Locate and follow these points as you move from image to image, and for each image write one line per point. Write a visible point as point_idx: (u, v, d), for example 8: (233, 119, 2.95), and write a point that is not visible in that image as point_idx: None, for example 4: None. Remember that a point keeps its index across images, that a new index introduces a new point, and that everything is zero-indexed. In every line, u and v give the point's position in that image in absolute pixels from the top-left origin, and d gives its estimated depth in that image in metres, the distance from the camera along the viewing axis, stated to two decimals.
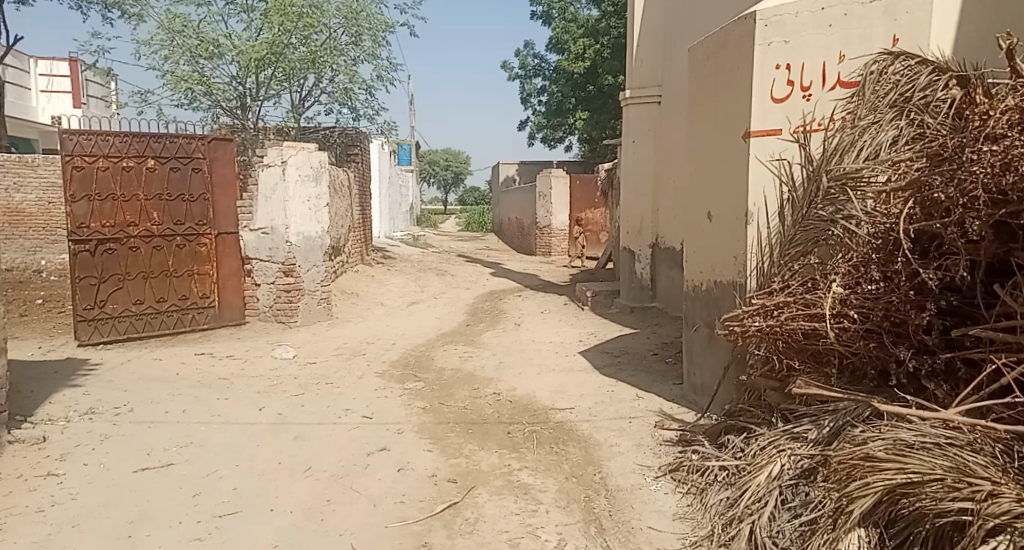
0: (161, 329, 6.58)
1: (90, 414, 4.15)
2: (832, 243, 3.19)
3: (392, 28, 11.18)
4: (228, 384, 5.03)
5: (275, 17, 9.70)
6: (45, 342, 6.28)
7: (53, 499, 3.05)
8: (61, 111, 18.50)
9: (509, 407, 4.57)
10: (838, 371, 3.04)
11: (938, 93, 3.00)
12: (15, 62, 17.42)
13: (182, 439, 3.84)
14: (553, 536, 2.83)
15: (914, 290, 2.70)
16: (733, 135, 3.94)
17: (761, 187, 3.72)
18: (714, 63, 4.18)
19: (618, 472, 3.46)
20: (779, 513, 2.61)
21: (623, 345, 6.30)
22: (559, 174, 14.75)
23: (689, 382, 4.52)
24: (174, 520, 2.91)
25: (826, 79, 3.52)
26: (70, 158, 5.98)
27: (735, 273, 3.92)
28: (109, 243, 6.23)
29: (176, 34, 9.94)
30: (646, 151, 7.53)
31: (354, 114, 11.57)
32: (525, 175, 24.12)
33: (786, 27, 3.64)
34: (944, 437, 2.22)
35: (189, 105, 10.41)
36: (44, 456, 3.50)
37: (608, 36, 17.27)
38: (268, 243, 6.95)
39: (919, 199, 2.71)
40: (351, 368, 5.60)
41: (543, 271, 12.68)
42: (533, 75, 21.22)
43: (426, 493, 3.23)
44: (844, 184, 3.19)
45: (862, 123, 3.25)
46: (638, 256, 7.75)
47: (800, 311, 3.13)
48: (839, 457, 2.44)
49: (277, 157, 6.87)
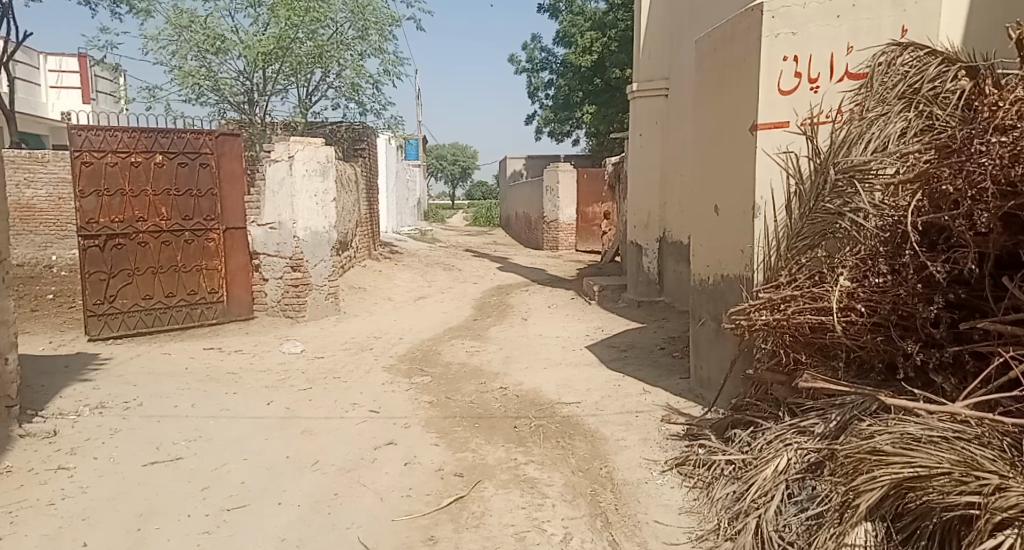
0: (170, 324, 6.63)
1: (100, 408, 4.19)
2: (840, 236, 3.19)
3: (398, 22, 11.17)
4: (235, 378, 5.07)
5: (282, 11, 9.66)
6: (56, 337, 6.34)
7: (64, 492, 3.08)
8: (70, 107, 18.65)
9: (515, 401, 4.57)
10: (845, 365, 3.04)
11: (947, 85, 2.98)
12: (24, 58, 17.51)
13: (191, 433, 3.87)
14: (559, 530, 2.83)
15: (922, 283, 2.68)
16: (740, 128, 3.91)
17: (767, 180, 3.70)
18: (720, 55, 4.14)
19: (624, 466, 3.46)
20: (786, 508, 2.61)
21: (629, 339, 6.29)
22: (566, 168, 14.71)
23: (696, 375, 4.51)
24: (182, 513, 2.93)
25: (834, 71, 3.51)
26: (79, 154, 6.01)
27: (741, 266, 3.91)
28: (118, 238, 6.27)
29: (183, 29, 9.94)
30: (654, 145, 7.51)
31: (361, 108, 11.59)
32: (532, 170, 24.05)
33: (794, 19, 3.59)
34: (952, 431, 2.20)
35: (197, 100, 10.46)
36: (54, 449, 3.53)
37: (616, 29, 17.15)
38: (276, 237, 6.96)
39: (928, 192, 2.69)
40: (358, 363, 5.61)
41: (550, 265, 12.66)
42: (540, 69, 21.17)
43: (433, 486, 3.25)
44: (851, 177, 3.17)
45: (870, 114, 3.22)
46: (645, 250, 7.73)
47: (807, 305, 3.11)
48: (846, 451, 2.44)
49: (284, 152, 6.87)
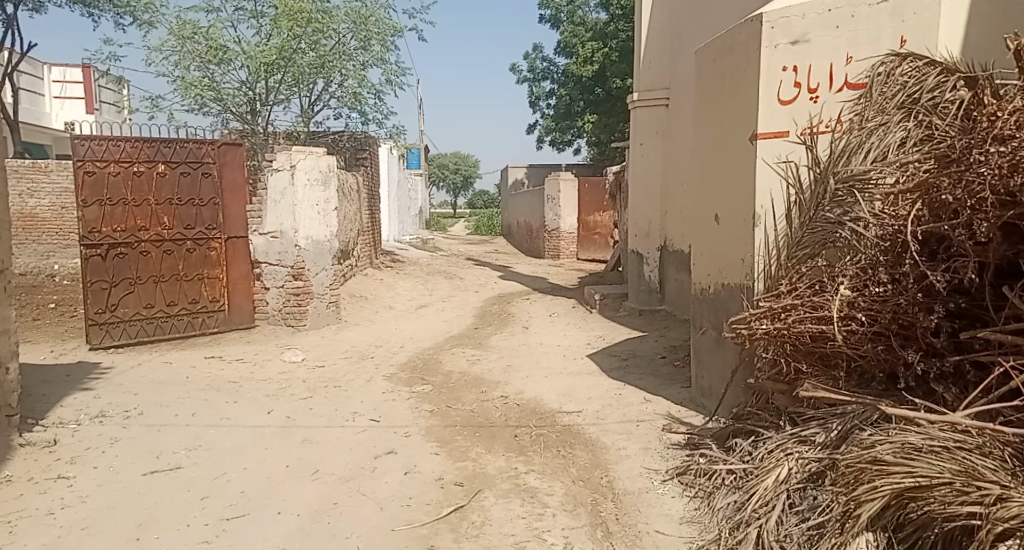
0: (171, 333, 6.63)
1: (101, 417, 4.19)
2: (841, 245, 3.18)
3: (400, 32, 11.23)
4: (236, 387, 5.08)
5: (284, 22, 9.77)
6: (58, 346, 6.36)
7: (63, 502, 3.07)
8: (74, 117, 18.80)
9: (516, 410, 4.56)
10: (846, 375, 3.02)
11: (946, 94, 2.98)
12: (29, 69, 17.68)
13: (191, 442, 3.87)
14: (559, 540, 2.82)
15: (922, 292, 2.69)
16: (741, 137, 3.92)
17: (767, 189, 3.71)
18: (719, 66, 4.17)
19: (625, 476, 3.45)
20: (787, 518, 2.60)
21: (631, 347, 6.29)
22: (567, 177, 14.91)
23: (697, 384, 4.50)
24: (181, 523, 2.92)
25: (833, 81, 3.52)
26: (82, 163, 6.04)
27: (742, 275, 3.90)
28: (120, 247, 6.29)
29: (186, 40, 10.00)
30: (654, 156, 7.52)
31: (363, 118, 11.62)
32: (534, 178, 24.11)
33: (793, 29, 3.62)
34: (953, 441, 2.20)
35: (200, 110, 10.51)
36: (54, 459, 3.53)
37: (617, 40, 17.28)
38: (278, 246, 6.97)
39: (927, 201, 2.70)
40: (358, 372, 5.61)
41: (552, 274, 12.66)
42: (541, 79, 21.26)
43: (433, 496, 3.23)
44: (851, 186, 3.19)
45: (869, 124, 3.23)
46: (646, 258, 7.74)
47: (807, 314, 3.11)
48: (847, 461, 2.44)
49: (286, 161, 6.87)
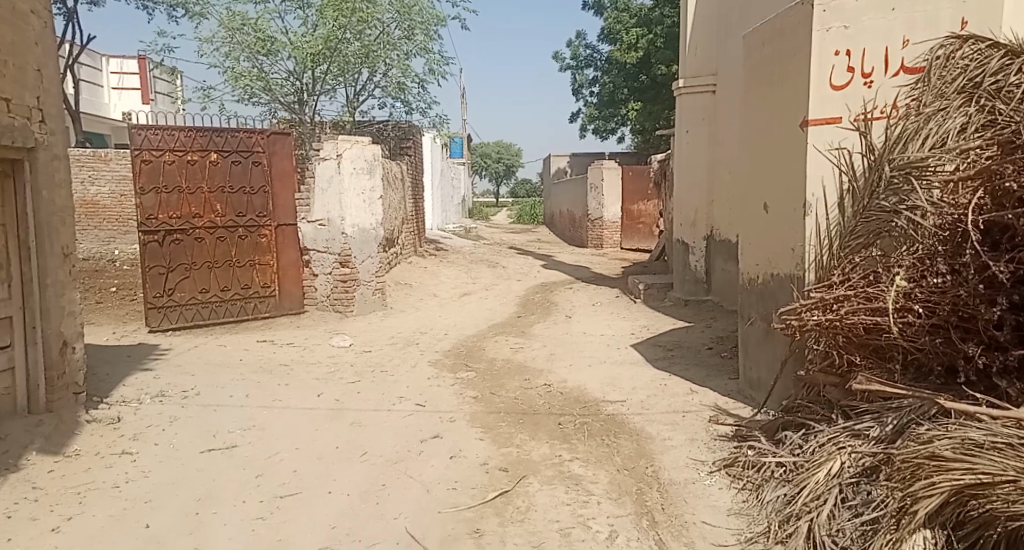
0: (225, 317, 6.85)
1: (160, 397, 4.36)
2: (896, 235, 3.06)
3: (443, 21, 11.25)
4: (287, 370, 5.22)
5: (330, 12, 9.90)
6: (119, 328, 6.63)
7: (128, 476, 3.22)
8: (130, 107, 19.50)
9: (559, 398, 4.57)
10: (902, 367, 2.94)
11: (1011, 78, 2.82)
12: (89, 61, 18.39)
13: (245, 422, 4.00)
14: (604, 527, 2.83)
15: (983, 284, 2.57)
16: (791, 124, 3.82)
17: (818, 176, 3.61)
18: (768, 52, 4.07)
19: (670, 466, 3.43)
20: (839, 512, 2.55)
21: (676, 338, 6.22)
22: (610, 165, 14.75)
23: (745, 376, 4.43)
24: (237, 499, 3.04)
25: (889, 65, 3.40)
26: (139, 152, 6.26)
27: (792, 265, 3.81)
28: (175, 234, 6.50)
29: (235, 32, 10.22)
30: (700, 144, 7.39)
31: (407, 108, 11.72)
32: (577, 167, 23.93)
33: (846, 12, 3.50)
34: (1017, 437, 2.10)
35: (249, 100, 10.77)
36: (118, 435, 3.69)
37: (662, 26, 16.99)
38: (325, 234, 7.11)
39: (990, 189, 2.61)
40: (404, 357, 5.71)
41: (596, 264, 12.59)
42: (585, 66, 21.05)
43: (479, 480, 3.28)
44: (908, 174, 3.04)
45: (927, 110, 3.10)
46: (692, 248, 7.63)
47: (861, 305, 3.04)
48: (903, 456, 2.37)
49: (333, 150, 7.00)
